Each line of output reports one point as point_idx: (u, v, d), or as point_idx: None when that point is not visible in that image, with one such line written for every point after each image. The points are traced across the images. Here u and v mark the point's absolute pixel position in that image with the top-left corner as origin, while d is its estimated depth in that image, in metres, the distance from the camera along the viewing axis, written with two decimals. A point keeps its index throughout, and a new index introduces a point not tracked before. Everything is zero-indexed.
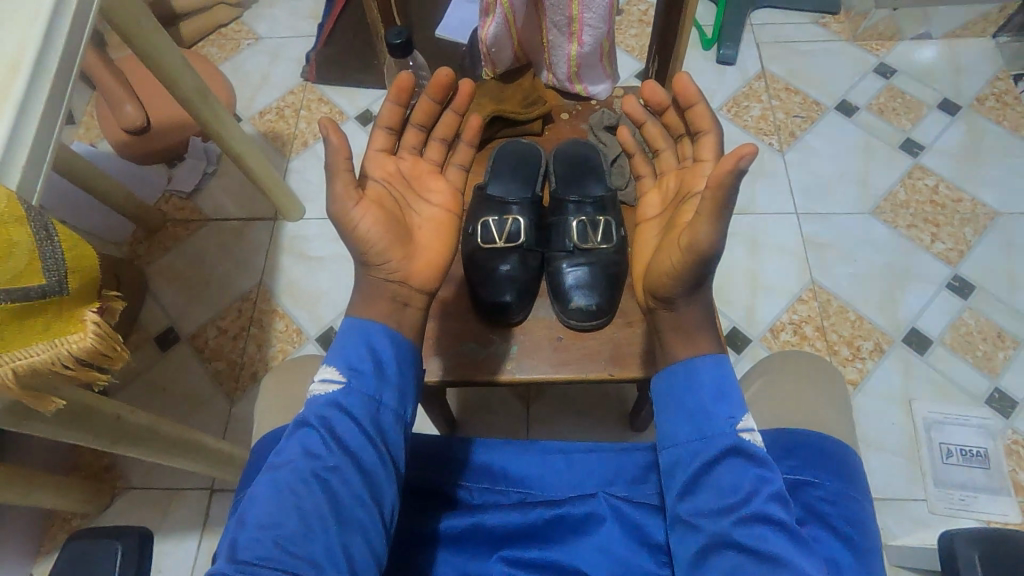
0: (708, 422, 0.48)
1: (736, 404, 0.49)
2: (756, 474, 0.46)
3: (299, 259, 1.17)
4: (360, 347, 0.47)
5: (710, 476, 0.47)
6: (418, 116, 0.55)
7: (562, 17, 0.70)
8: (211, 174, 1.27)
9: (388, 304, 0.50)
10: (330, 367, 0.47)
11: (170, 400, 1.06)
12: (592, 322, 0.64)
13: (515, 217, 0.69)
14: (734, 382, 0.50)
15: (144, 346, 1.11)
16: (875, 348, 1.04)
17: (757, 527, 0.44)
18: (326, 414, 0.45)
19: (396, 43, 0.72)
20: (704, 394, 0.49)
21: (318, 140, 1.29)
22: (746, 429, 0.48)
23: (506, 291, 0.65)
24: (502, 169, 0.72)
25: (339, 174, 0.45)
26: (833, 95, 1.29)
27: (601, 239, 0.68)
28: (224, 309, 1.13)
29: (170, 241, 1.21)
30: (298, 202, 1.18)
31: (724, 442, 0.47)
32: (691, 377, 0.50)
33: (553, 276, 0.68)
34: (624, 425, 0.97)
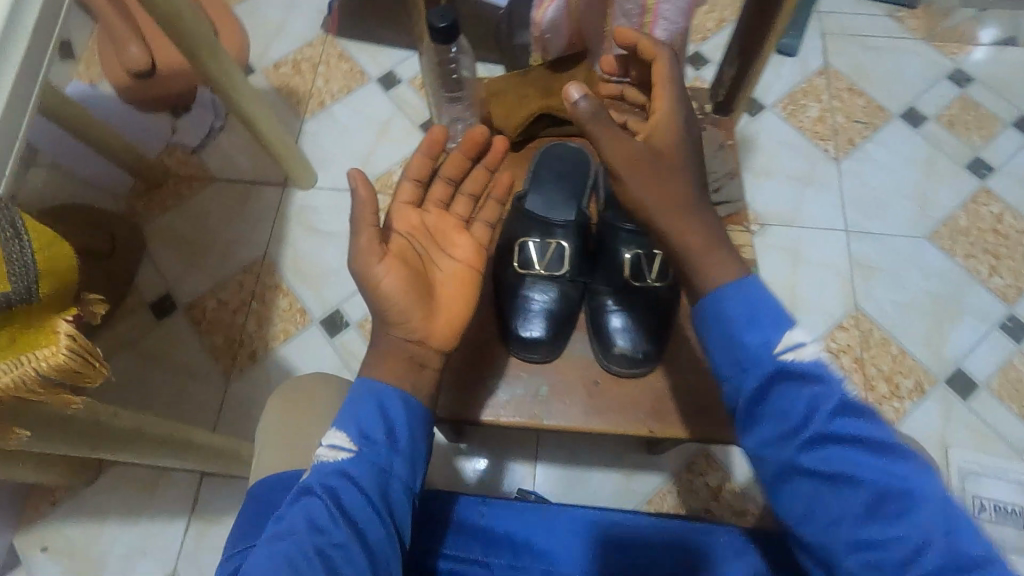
0: (747, 352, 0.45)
1: (774, 322, 0.46)
2: (809, 396, 0.43)
3: (307, 232, 1.09)
4: (373, 412, 0.43)
5: (766, 405, 0.45)
6: (447, 169, 0.55)
7: (634, 6, 0.61)
8: (218, 128, 1.18)
9: (404, 365, 0.45)
10: (340, 433, 0.42)
11: (162, 372, 1.00)
12: (633, 369, 0.61)
13: (559, 241, 0.64)
14: (767, 302, 0.46)
15: (138, 312, 1.04)
16: (915, 386, 0.97)
17: (830, 451, 0.43)
18: (332, 484, 0.41)
19: (439, 27, 0.61)
20: (736, 319, 0.46)
21: (336, 101, 1.19)
22: (788, 349, 0.44)
23: (541, 325, 0.62)
24: (547, 177, 0.67)
25: (363, 230, 0.45)
26: (900, 101, 1.18)
27: (655, 275, 0.63)
28: (225, 279, 1.07)
29: (172, 198, 1.13)
30: (310, 167, 1.10)
31: (767, 370, 0.44)
32: (722, 307, 0.47)
33: (596, 312, 0.64)
34: (640, 448, 0.91)
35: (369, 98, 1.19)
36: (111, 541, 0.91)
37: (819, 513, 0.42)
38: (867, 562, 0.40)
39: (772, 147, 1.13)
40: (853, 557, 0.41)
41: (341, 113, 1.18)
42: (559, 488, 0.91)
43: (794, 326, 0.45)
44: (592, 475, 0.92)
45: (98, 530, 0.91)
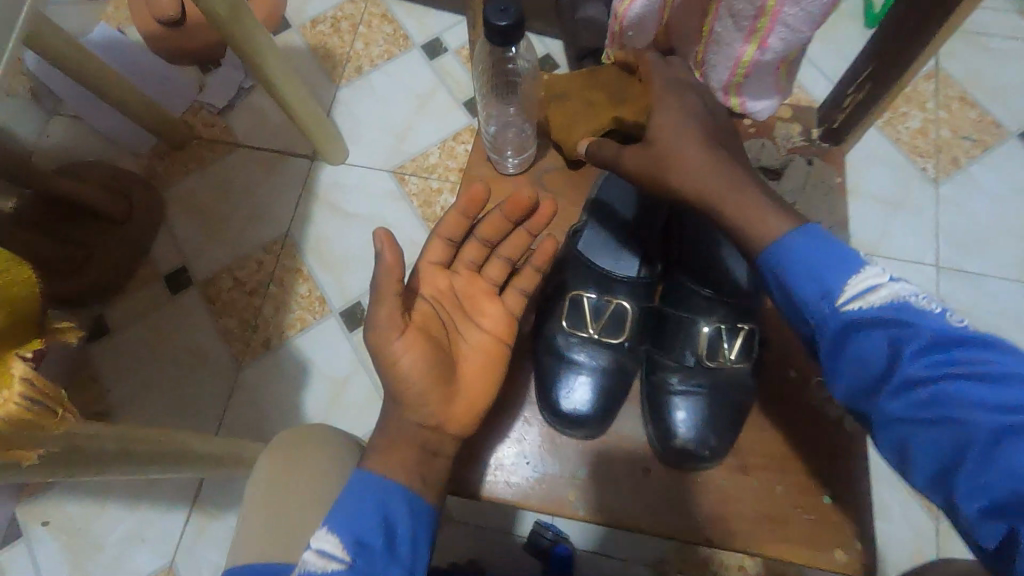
0: (814, 306, 0.43)
1: (840, 263, 0.43)
2: (887, 340, 0.41)
3: (334, 213, 1.01)
4: (374, 513, 0.39)
5: (846, 356, 0.43)
6: (484, 231, 0.52)
7: (748, 8, 0.48)
8: (248, 89, 1.09)
9: (415, 452, 0.42)
10: (332, 538, 0.37)
11: (173, 351, 0.95)
12: (687, 464, 0.57)
13: (619, 301, 0.59)
14: (828, 242, 0.44)
15: (153, 284, 0.99)
16: None
17: (924, 392, 0.40)
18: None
19: (500, 26, 0.48)
20: (798, 275, 0.44)
21: (375, 68, 1.08)
22: (856, 296, 0.42)
23: (585, 400, 0.58)
24: (614, 218, 0.61)
25: (385, 301, 0.42)
26: (1020, 117, 1.01)
27: (734, 356, 0.57)
28: (243, 257, 1.00)
29: (195, 163, 1.06)
30: (341, 141, 1.00)
31: (835, 323, 0.43)
32: (783, 262, 0.44)
33: (658, 390, 0.59)
34: None
35: (411, 68, 1.07)
36: (111, 524, 0.88)
37: (927, 452, 0.41)
38: (993, 506, 0.37)
39: (860, 161, 0.99)
40: (972, 501, 0.38)
41: (379, 82, 1.07)
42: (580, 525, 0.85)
43: (862, 264, 0.43)
44: None
45: (100, 511, 0.88)
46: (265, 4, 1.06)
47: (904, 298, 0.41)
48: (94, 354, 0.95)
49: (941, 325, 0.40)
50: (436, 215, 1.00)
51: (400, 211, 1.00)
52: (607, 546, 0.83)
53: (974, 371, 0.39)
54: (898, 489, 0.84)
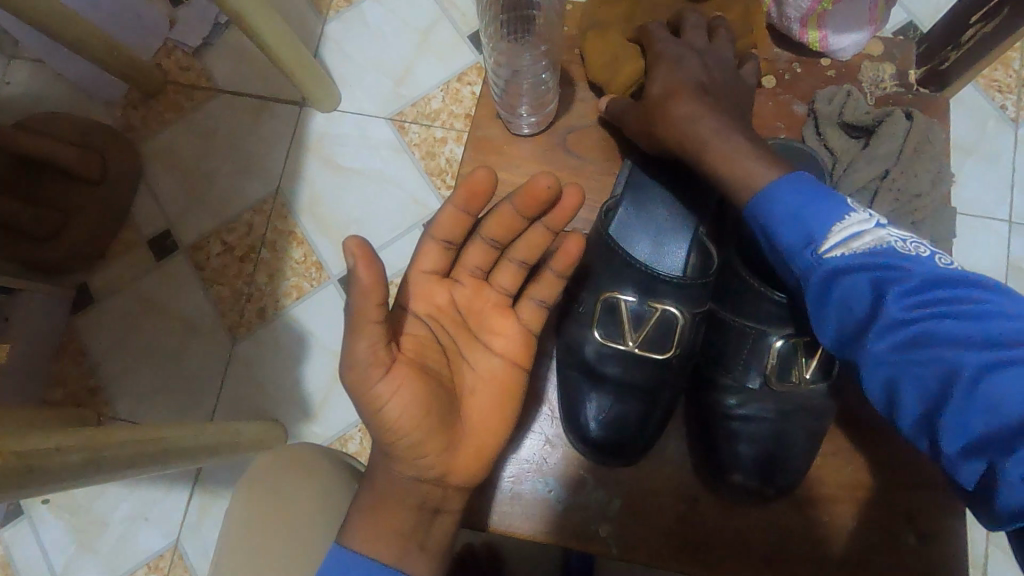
0: (803, 253, 0.44)
1: (823, 209, 0.44)
2: (872, 283, 0.41)
3: (329, 169, 0.91)
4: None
5: (831, 303, 0.43)
6: (493, 232, 0.49)
7: None
8: (225, 24, 0.96)
9: (414, 511, 0.45)
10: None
11: (162, 322, 0.89)
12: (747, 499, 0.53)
13: (665, 308, 0.52)
14: (815, 190, 0.45)
15: (136, 249, 0.91)
16: None
17: (907, 333, 0.40)
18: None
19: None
20: (789, 224, 0.45)
21: None
22: (844, 239, 0.43)
23: (627, 433, 0.53)
24: (658, 208, 0.57)
25: (362, 335, 0.41)
26: None
27: (814, 376, 0.52)
28: (231, 220, 0.91)
29: (172, 113, 0.95)
30: (335, 90, 0.89)
31: (820, 270, 0.43)
32: (776, 210, 0.45)
33: (715, 415, 0.54)
34: None
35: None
36: (112, 503, 0.84)
37: (911, 396, 0.40)
38: (974, 443, 0.37)
39: None
40: (954, 445, 0.38)
41: (372, 13, 0.94)
42: None
43: (847, 212, 0.44)
44: None
45: (99, 490, 0.84)
46: None
47: (889, 243, 0.42)
48: (81, 325, 0.89)
49: (929, 267, 0.41)
50: (441, 168, 0.89)
51: (402, 165, 0.90)
52: None
53: (957, 308, 0.39)
54: None
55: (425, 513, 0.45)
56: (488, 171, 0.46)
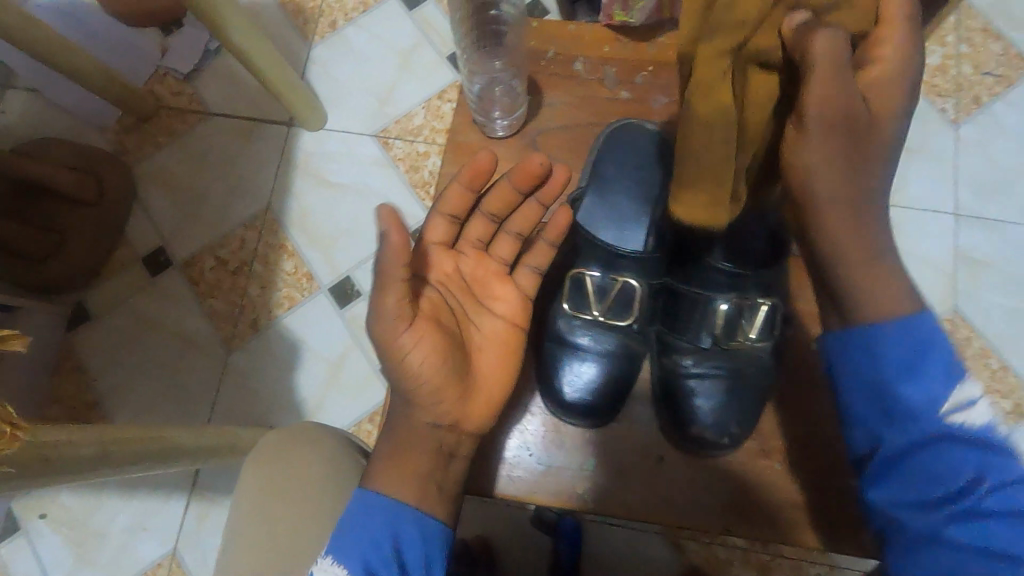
0: (905, 407, 0.40)
1: (944, 367, 0.40)
2: (976, 461, 0.39)
3: (317, 185, 0.95)
4: (382, 543, 0.42)
5: (910, 461, 0.40)
6: (492, 207, 0.56)
7: None
8: (214, 51, 1.01)
9: (431, 454, 0.46)
10: (341, 571, 0.39)
11: (156, 337, 0.91)
12: (708, 447, 0.59)
13: (626, 281, 0.60)
14: (936, 341, 0.40)
15: (131, 267, 0.94)
16: (1013, 410, 0.82)
17: (978, 524, 0.38)
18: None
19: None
20: (892, 365, 0.40)
21: (350, 22, 1.00)
22: (961, 405, 0.39)
23: (595, 392, 0.59)
24: (620, 199, 0.62)
25: (392, 290, 0.43)
26: None
27: (756, 337, 0.58)
28: (224, 235, 0.94)
29: (164, 136, 0.99)
30: (319, 107, 0.93)
31: (922, 427, 0.39)
32: (880, 347, 0.41)
33: (673, 379, 0.59)
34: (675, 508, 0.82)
35: (390, 21, 0.99)
36: (110, 515, 0.86)
37: None
38: None
39: None
40: None
41: (355, 38, 1.00)
42: None
43: (967, 379, 0.40)
44: None
45: (96, 502, 0.86)
46: None
47: (986, 422, 0.40)
48: (78, 342, 0.91)
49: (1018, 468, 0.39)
50: (424, 180, 0.94)
51: (388, 178, 0.94)
52: None
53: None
54: None
55: (441, 455, 0.47)
56: (490, 155, 0.52)
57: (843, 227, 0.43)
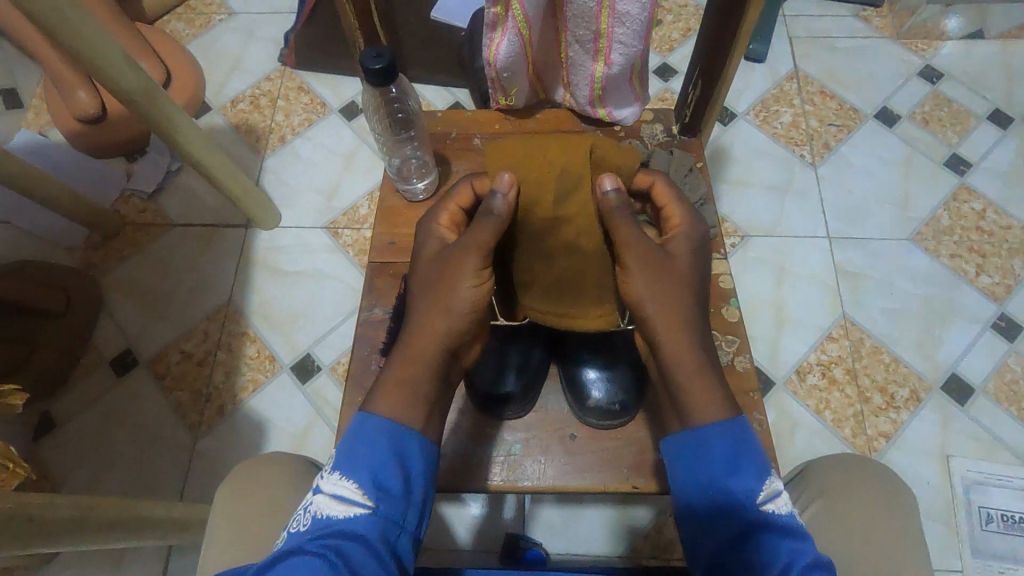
0: (729, 498, 0.43)
1: (755, 467, 0.44)
2: (787, 545, 0.40)
3: (273, 275, 1.05)
4: (388, 461, 0.43)
5: (738, 560, 0.42)
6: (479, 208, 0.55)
7: (587, 31, 0.53)
8: (176, 171, 1.13)
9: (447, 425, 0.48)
10: (352, 485, 0.42)
11: (124, 435, 0.95)
12: (611, 422, 0.57)
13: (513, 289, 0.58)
14: (749, 443, 0.45)
15: (98, 371, 0.99)
16: (910, 396, 0.94)
17: None
18: (336, 539, 0.39)
19: (375, 68, 0.52)
20: (717, 463, 0.45)
21: (297, 135, 1.15)
22: (770, 497, 0.43)
23: (509, 381, 0.57)
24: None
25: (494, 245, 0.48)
26: (872, 100, 1.16)
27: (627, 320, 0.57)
28: (188, 330, 1.02)
29: (129, 248, 1.08)
30: (274, 209, 1.05)
31: (742, 520, 0.43)
32: (702, 450, 0.45)
33: (572, 375, 0.58)
34: (635, 537, 0.86)
35: (333, 131, 1.15)
36: None
37: None
38: None
39: (747, 157, 1.11)
40: None
41: (302, 147, 1.14)
42: (551, 530, 0.87)
43: (774, 477, 0.45)
44: (582, 512, 0.88)
45: None
46: (183, 93, 1.14)
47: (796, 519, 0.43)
48: (44, 452, 0.94)
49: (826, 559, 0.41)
50: None
51: (339, 263, 1.05)
52: (577, 544, 0.86)
53: None
54: (832, 441, 0.91)
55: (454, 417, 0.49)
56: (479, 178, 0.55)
57: (672, 332, 0.47)
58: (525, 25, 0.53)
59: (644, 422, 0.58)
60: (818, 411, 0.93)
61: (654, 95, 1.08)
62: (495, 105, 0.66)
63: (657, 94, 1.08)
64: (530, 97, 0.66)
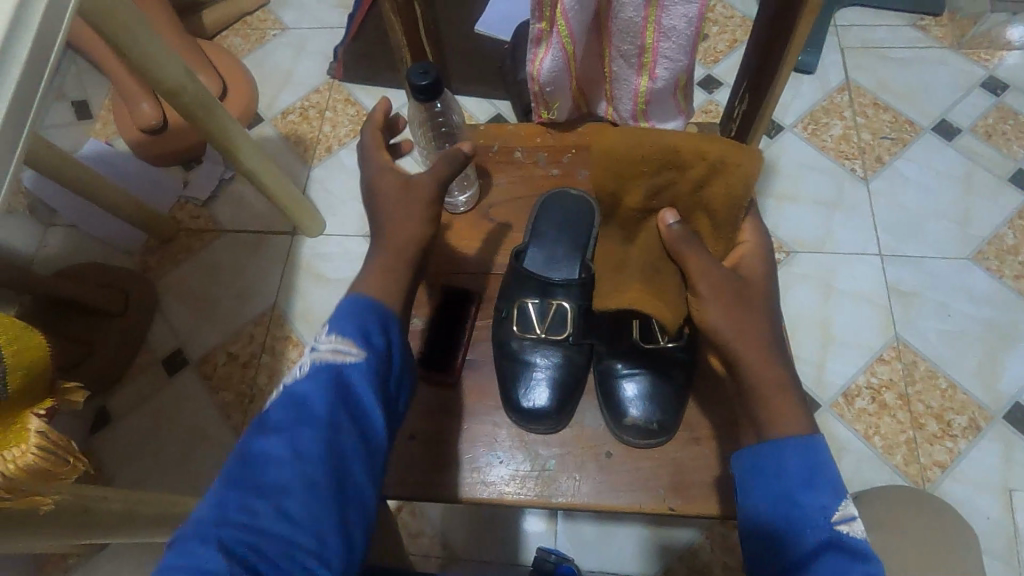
0: (802, 513, 0.42)
1: (831, 488, 0.43)
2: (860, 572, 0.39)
3: (316, 281, 1.08)
4: (374, 325, 0.49)
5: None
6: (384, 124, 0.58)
7: (632, 46, 0.53)
8: (228, 179, 1.18)
9: None
10: (346, 339, 0.47)
11: (172, 433, 0.99)
12: (648, 441, 0.57)
13: (560, 302, 0.61)
14: (829, 463, 0.43)
15: (151, 369, 1.04)
16: (969, 424, 0.88)
17: None
18: (339, 381, 0.46)
19: (421, 85, 0.54)
20: (792, 479, 0.43)
21: (343, 146, 1.19)
22: (845, 519, 0.41)
23: (544, 395, 0.58)
24: (548, 229, 0.64)
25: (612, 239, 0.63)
26: (930, 112, 1.11)
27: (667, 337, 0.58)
28: (235, 332, 1.05)
29: (183, 253, 1.13)
30: (318, 217, 1.08)
31: (812, 537, 0.41)
32: (777, 464, 0.44)
33: (608, 387, 0.59)
34: (671, 560, 0.84)
35: None
36: None
37: None
38: None
39: (794, 172, 1.08)
40: None
41: (347, 157, 1.17)
42: (583, 547, 0.86)
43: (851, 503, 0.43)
44: (619, 531, 0.86)
45: None
46: (238, 104, 1.20)
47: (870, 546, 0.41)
48: (99, 445, 0.99)
49: None
50: None
51: None
52: (610, 563, 0.85)
53: None
54: (881, 469, 0.87)
55: None
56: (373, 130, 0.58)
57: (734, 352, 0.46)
58: (570, 41, 0.53)
59: (682, 443, 0.57)
60: (867, 437, 0.89)
61: (698, 108, 1.07)
62: (538, 118, 0.67)
63: (701, 107, 1.07)
64: (571, 111, 0.66)
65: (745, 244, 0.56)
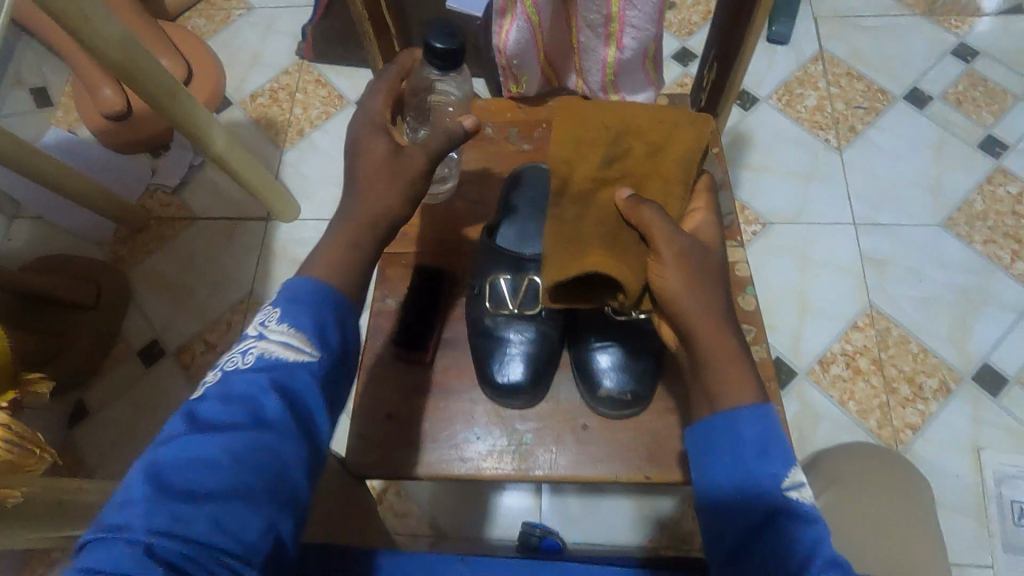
0: (757, 484, 0.42)
1: (782, 455, 0.43)
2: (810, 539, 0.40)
3: (293, 265, 1.06)
4: (329, 319, 0.44)
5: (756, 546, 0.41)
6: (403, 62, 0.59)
7: (598, 15, 0.53)
8: (198, 165, 1.15)
9: None
10: (298, 333, 0.42)
11: (153, 423, 0.98)
12: (623, 411, 0.57)
13: (532, 277, 0.60)
14: (780, 431, 0.44)
15: (127, 361, 1.02)
16: (939, 387, 0.91)
17: None
18: (284, 378, 0.41)
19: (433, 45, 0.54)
20: (745, 449, 0.43)
21: (315, 128, 1.16)
22: (795, 485, 0.42)
23: (519, 369, 0.58)
24: (520, 204, 0.64)
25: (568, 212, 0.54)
26: (903, 81, 1.11)
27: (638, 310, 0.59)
28: (213, 320, 1.04)
29: (154, 241, 1.10)
30: (292, 202, 1.07)
31: (765, 506, 0.41)
32: (731, 434, 0.44)
33: (581, 359, 0.59)
34: (653, 527, 0.86)
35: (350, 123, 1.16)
36: None
37: None
38: None
39: (766, 145, 1.08)
40: None
41: (320, 139, 1.15)
42: (568, 519, 0.87)
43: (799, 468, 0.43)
44: (602, 502, 0.88)
45: None
46: (205, 88, 1.16)
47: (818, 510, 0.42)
48: (78, 439, 0.97)
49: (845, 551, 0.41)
50: None
51: None
52: (594, 533, 0.86)
53: None
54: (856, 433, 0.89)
55: None
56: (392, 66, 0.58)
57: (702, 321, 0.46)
58: (534, 12, 0.53)
59: (658, 412, 0.58)
60: (842, 402, 0.91)
61: (674, 81, 1.06)
62: (507, 91, 0.66)
63: (676, 79, 1.06)
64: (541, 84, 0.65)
65: (696, 214, 0.53)
